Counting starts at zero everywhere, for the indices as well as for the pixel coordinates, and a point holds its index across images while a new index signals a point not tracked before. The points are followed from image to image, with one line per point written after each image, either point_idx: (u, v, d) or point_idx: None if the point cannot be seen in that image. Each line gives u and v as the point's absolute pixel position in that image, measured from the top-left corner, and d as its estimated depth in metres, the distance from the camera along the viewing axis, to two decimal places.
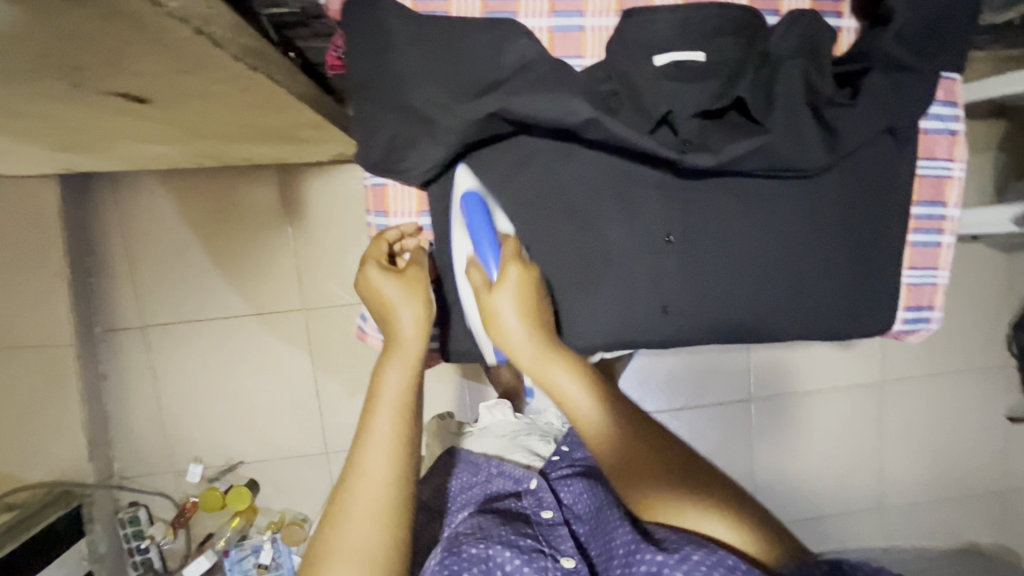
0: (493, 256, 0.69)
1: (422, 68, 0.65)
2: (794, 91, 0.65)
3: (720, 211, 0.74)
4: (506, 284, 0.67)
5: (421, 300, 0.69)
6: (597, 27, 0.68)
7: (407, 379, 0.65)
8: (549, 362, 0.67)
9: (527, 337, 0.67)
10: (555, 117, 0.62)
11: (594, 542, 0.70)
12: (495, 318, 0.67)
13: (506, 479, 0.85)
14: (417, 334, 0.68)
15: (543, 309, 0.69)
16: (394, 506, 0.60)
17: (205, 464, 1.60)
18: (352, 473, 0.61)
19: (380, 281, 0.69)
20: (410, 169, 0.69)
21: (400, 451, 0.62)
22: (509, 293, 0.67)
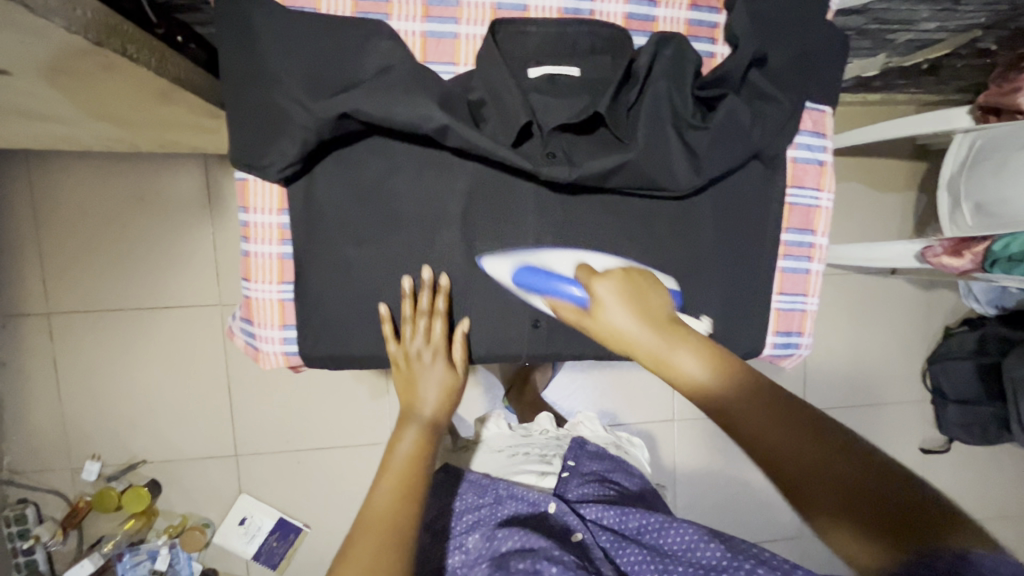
0: (569, 282, 0.64)
1: (280, 58, 0.63)
2: (659, 112, 0.65)
3: (595, 227, 0.73)
4: (601, 297, 0.59)
5: (450, 396, 0.77)
6: (471, 35, 0.68)
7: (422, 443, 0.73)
8: (671, 349, 0.56)
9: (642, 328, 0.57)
10: (410, 122, 0.60)
11: (625, 554, 0.74)
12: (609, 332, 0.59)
13: (518, 501, 0.83)
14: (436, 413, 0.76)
15: (653, 300, 0.60)
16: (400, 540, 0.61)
17: (104, 461, 1.51)
18: (366, 518, 0.62)
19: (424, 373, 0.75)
20: (267, 164, 0.65)
21: (409, 492, 0.66)
22: (608, 292, 0.60)
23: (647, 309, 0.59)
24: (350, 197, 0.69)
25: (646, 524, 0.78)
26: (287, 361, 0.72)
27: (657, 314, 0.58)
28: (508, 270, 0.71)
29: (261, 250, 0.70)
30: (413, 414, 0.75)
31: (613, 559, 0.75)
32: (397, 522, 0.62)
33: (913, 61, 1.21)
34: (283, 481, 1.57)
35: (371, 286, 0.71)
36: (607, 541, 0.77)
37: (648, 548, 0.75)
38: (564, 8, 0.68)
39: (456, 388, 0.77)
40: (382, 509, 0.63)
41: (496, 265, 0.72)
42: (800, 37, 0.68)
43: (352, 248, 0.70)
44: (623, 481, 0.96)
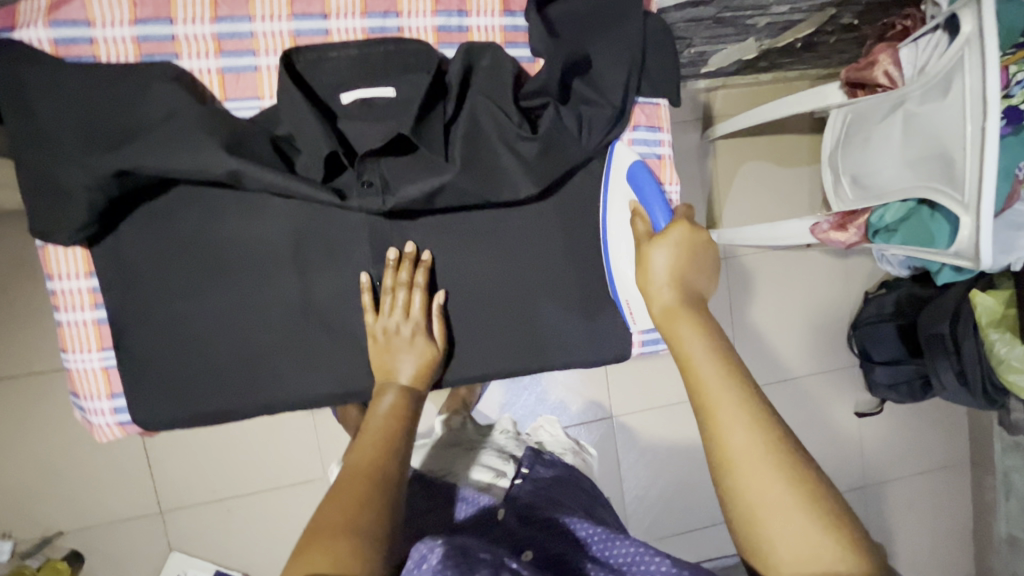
0: (661, 212, 0.65)
1: (52, 117, 0.58)
2: (474, 128, 0.64)
3: (432, 248, 0.71)
4: (666, 238, 0.63)
5: (431, 367, 0.68)
6: (271, 66, 0.65)
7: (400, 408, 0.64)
8: (686, 315, 0.60)
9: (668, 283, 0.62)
10: (195, 169, 0.57)
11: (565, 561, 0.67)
12: (645, 263, 0.63)
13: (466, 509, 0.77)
14: (415, 381, 0.67)
15: (701, 269, 0.63)
16: (369, 501, 0.53)
17: (16, 538, 1.42)
18: (341, 478, 0.55)
19: (400, 348, 0.68)
20: (58, 229, 0.60)
21: (382, 453, 0.58)
22: (666, 247, 0.62)
23: (692, 277, 0.63)
24: (162, 250, 0.65)
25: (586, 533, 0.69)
26: (120, 432, 0.68)
27: (692, 281, 0.63)
28: (631, 160, 0.69)
29: (73, 319, 0.66)
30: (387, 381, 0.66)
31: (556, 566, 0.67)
32: (386, 470, 0.56)
33: (783, 41, 1.22)
34: (216, 533, 1.50)
35: (204, 341, 0.67)
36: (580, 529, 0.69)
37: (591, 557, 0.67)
38: (369, 29, 0.66)
39: (436, 361, 0.69)
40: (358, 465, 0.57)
41: (622, 152, 0.70)
42: (612, 34, 0.67)
43: (174, 305, 0.66)
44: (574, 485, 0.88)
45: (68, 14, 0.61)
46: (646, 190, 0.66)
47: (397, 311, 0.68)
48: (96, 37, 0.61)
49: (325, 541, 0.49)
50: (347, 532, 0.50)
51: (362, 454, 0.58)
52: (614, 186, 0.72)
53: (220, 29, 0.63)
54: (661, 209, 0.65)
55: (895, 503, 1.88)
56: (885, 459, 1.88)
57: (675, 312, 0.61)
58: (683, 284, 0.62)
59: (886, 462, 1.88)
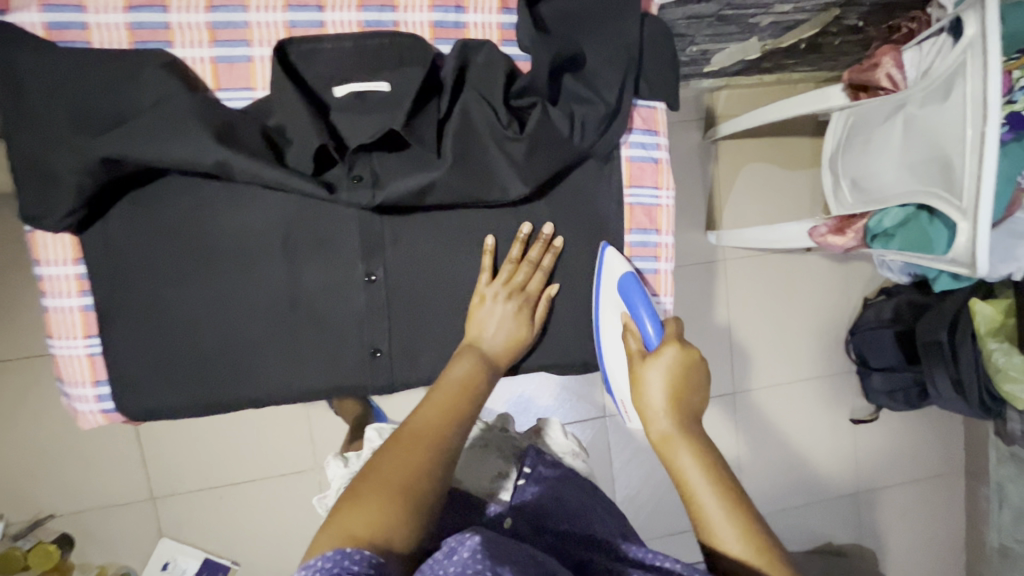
0: (654, 326, 0.66)
1: (43, 102, 0.58)
2: (467, 124, 0.63)
3: (423, 244, 0.70)
4: (659, 358, 0.61)
5: (518, 340, 0.69)
6: (265, 57, 0.64)
7: (475, 374, 0.63)
8: (682, 442, 0.58)
9: (665, 410, 0.59)
10: (185, 158, 0.57)
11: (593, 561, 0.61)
12: (638, 391, 0.61)
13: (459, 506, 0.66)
14: (501, 351, 0.68)
15: (698, 391, 0.61)
16: (418, 465, 0.52)
17: (8, 520, 1.43)
18: (401, 436, 0.55)
19: (495, 314, 0.69)
20: (44, 215, 0.59)
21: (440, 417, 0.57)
22: (662, 367, 0.61)
23: (691, 400, 0.60)
24: (150, 241, 0.65)
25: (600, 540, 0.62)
26: (105, 420, 0.67)
27: (691, 407, 0.60)
28: (620, 270, 0.71)
29: (59, 305, 0.65)
30: (474, 347, 0.67)
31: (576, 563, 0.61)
32: (442, 439, 0.55)
33: (787, 42, 1.21)
34: (206, 521, 1.51)
35: (191, 332, 0.67)
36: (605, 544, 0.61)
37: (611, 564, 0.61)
38: (365, 21, 0.66)
39: (524, 339, 0.70)
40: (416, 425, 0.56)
41: (609, 260, 0.72)
42: (609, 34, 0.66)
43: (161, 293, 0.66)
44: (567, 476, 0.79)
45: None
46: (636, 303, 0.68)
47: (522, 272, 0.70)
48: (89, 22, 0.61)
49: (380, 493, 0.49)
50: (396, 495, 0.49)
51: (424, 417, 0.57)
52: (605, 298, 0.71)
53: (214, 18, 0.63)
54: (653, 328, 0.65)
55: (888, 512, 1.88)
56: (880, 466, 1.87)
57: (673, 438, 0.58)
58: (683, 407, 0.60)
59: (880, 470, 1.87)
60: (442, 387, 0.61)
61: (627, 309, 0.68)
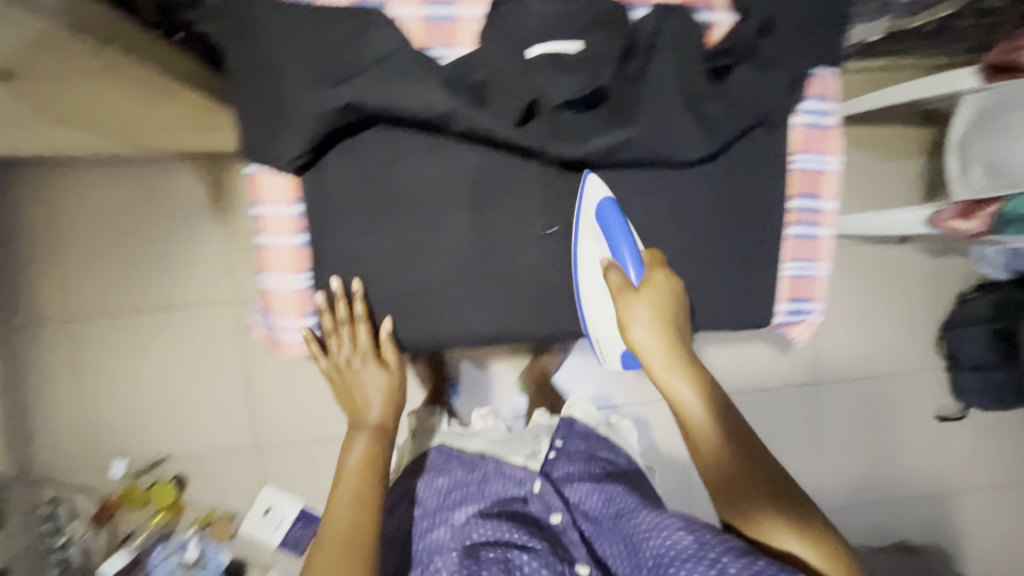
0: (634, 263, 0.70)
1: (283, 53, 0.63)
2: (664, 85, 0.65)
3: (600, 202, 0.73)
4: (653, 283, 0.68)
5: (390, 396, 0.77)
6: (469, 17, 0.68)
7: (370, 450, 0.74)
8: (674, 369, 0.67)
9: (660, 347, 0.67)
10: (417, 108, 0.61)
11: (604, 544, 0.82)
12: (627, 324, 0.68)
13: (507, 480, 0.92)
14: (381, 412, 0.77)
15: (677, 325, 0.69)
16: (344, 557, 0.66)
17: (131, 458, 1.55)
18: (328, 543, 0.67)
19: (364, 375, 0.76)
20: (275, 156, 0.66)
21: (354, 513, 0.70)
22: (650, 299, 0.68)
23: (673, 323, 0.68)
24: (358, 188, 0.70)
25: (623, 508, 0.84)
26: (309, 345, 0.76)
27: (675, 333, 0.68)
28: (598, 201, 0.71)
29: (277, 241, 0.72)
30: (359, 420, 0.77)
31: (593, 544, 0.83)
32: (354, 534, 0.68)
33: (915, 24, 1.18)
34: (305, 472, 1.59)
35: (385, 275, 0.73)
36: (586, 527, 0.84)
37: (623, 539, 0.80)
38: None
39: (395, 386, 0.78)
40: (335, 526, 0.68)
41: (591, 188, 0.71)
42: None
43: (362, 238, 0.72)
44: (609, 458, 1.00)
45: None
46: (616, 236, 0.70)
47: (386, 348, 0.76)
48: None
49: None
50: None
51: (336, 518, 0.69)
52: (583, 248, 0.72)
53: None
54: (634, 264, 0.70)
55: (968, 515, 1.83)
56: (963, 468, 1.82)
57: (664, 365, 0.67)
58: (666, 334, 0.67)
59: (962, 472, 1.82)
60: (345, 480, 0.72)
61: (607, 252, 0.71)
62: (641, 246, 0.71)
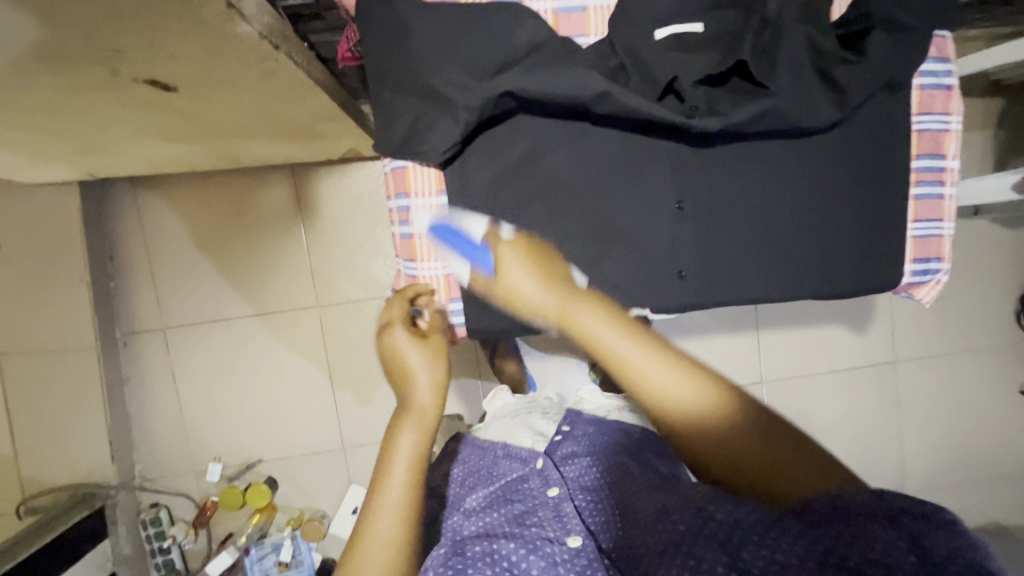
0: (485, 255, 0.68)
1: (437, 50, 0.68)
2: (798, 56, 0.68)
3: (730, 173, 0.76)
4: (505, 261, 0.67)
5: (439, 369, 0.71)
6: (600, 5, 0.72)
7: (419, 446, 0.68)
8: (576, 308, 0.63)
9: (545, 295, 0.65)
10: (570, 91, 0.65)
11: (594, 515, 0.77)
12: (512, 296, 0.66)
13: (512, 459, 0.91)
14: (428, 399, 0.70)
15: (554, 270, 0.66)
16: (400, 544, 0.63)
17: (224, 463, 1.61)
18: (364, 544, 0.63)
19: (403, 345, 0.71)
20: (429, 150, 0.71)
21: (408, 518, 0.65)
22: (512, 265, 0.66)
23: (552, 274, 0.66)
24: (502, 171, 0.76)
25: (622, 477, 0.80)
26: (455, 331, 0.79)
27: (555, 276, 0.65)
28: (437, 224, 0.73)
29: (426, 230, 0.78)
30: (405, 406, 0.70)
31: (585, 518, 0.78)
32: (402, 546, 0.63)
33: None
34: None
35: None
36: (581, 502, 0.80)
37: (614, 509, 0.76)
38: None
39: (443, 360, 0.72)
40: (384, 531, 0.63)
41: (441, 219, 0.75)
42: None
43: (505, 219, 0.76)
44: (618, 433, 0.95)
45: None
46: (468, 253, 0.69)
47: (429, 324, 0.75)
48: None
49: None
50: None
51: (386, 525, 0.64)
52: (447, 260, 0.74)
53: None
54: (487, 256, 0.68)
55: None
56: None
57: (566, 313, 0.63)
58: (544, 279, 0.65)
59: None
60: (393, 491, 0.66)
61: (471, 266, 0.70)
62: (489, 236, 0.69)
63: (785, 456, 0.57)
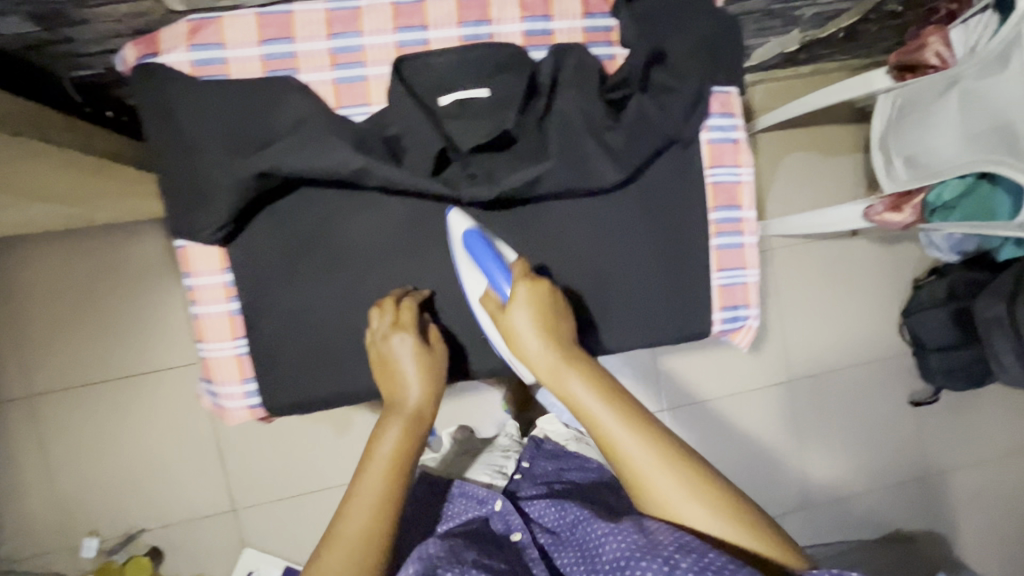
0: (505, 277, 0.68)
1: (201, 127, 0.65)
2: (570, 123, 0.69)
3: (529, 234, 0.76)
4: (516, 300, 0.66)
5: (432, 375, 0.69)
6: (379, 76, 0.71)
7: (402, 448, 0.66)
8: (568, 371, 0.64)
9: (546, 351, 0.65)
10: (328, 168, 0.63)
11: (561, 555, 0.76)
12: (513, 337, 0.65)
13: (472, 500, 0.89)
14: (422, 405, 0.68)
15: (560, 328, 0.67)
16: (373, 541, 0.61)
17: (102, 536, 1.50)
18: (342, 545, 0.61)
19: (404, 352, 0.68)
20: (200, 229, 0.67)
21: (379, 521, 0.62)
22: (522, 308, 0.65)
23: (556, 327, 0.66)
24: (285, 246, 0.71)
25: (580, 517, 0.77)
26: (252, 414, 0.74)
27: (561, 333, 0.67)
28: (466, 228, 0.71)
29: (212, 310, 0.71)
30: (397, 405, 0.68)
31: (551, 557, 0.78)
32: (374, 551, 0.61)
33: (826, 34, 1.24)
34: (286, 529, 1.55)
35: (323, 329, 0.73)
36: (543, 539, 0.81)
37: (577, 547, 0.75)
38: (464, 36, 0.72)
39: (436, 369, 0.70)
40: (355, 530, 0.61)
41: (455, 222, 0.72)
42: (690, 26, 0.72)
43: (298, 294, 0.72)
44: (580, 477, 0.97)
45: (204, 38, 0.67)
46: (487, 263, 0.69)
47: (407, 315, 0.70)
48: (228, 57, 0.68)
49: None
50: None
51: (355, 523, 0.62)
52: (466, 274, 0.72)
53: (334, 44, 0.70)
54: (504, 278, 0.68)
55: (959, 495, 1.83)
56: (946, 449, 1.83)
57: (561, 369, 0.64)
58: (551, 338, 0.65)
59: (946, 453, 1.83)
60: (367, 485, 0.64)
61: (487, 282, 0.70)
62: (511, 261, 0.70)
63: (698, 484, 0.63)
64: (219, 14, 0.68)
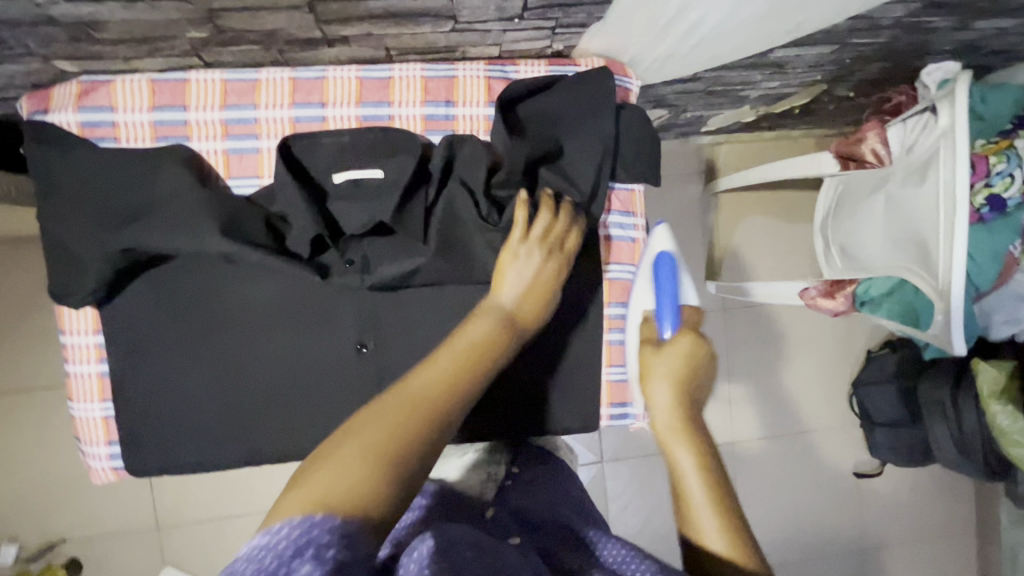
0: (669, 322, 0.77)
1: (76, 195, 0.66)
2: (449, 219, 0.71)
3: (418, 314, 0.75)
4: (672, 348, 0.73)
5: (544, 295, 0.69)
6: (271, 149, 0.71)
7: (490, 343, 0.62)
8: (678, 438, 0.67)
9: (669, 400, 0.69)
10: (192, 246, 0.66)
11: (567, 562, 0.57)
12: (648, 380, 0.72)
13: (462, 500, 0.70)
14: (519, 314, 0.67)
15: (698, 386, 0.72)
16: (427, 417, 0.53)
17: (22, 543, 1.49)
18: (396, 402, 0.54)
19: (529, 255, 0.69)
20: (71, 292, 0.67)
21: (444, 398, 0.56)
22: (669, 357, 0.72)
23: (692, 391, 0.71)
24: (155, 312, 0.71)
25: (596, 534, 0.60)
26: (114, 475, 0.75)
27: (692, 399, 0.70)
28: (663, 249, 0.83)
29: (80, 371, 0.73)
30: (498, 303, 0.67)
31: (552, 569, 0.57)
32: (435, 415, 0.54)
33: (778, 110, 1.24)
34: (208, 551, 1.54)
35: (190, 397, 0.73)
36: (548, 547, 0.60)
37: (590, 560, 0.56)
38: (363, 116, 0.72)
39: (549, 281, 0.69)
40: (417, 393, 0.55)
41: (659, 237, 0.84)
42: (580, 132, 0.74)
43: (168, 358, 0.72)
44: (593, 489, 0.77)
45: (94, 100, 0.68)
46: (662, 292, 0.79)
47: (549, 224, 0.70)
48: (118, 121, 0.69)
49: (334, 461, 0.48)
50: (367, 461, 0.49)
51: (423, 384, 0.56)
52: (637, 288, 0.84)
53: (227, 115, 0.70)
54: (671, 322, 0.77)
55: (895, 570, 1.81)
56: (887, 522, 1.81)
57: (672, 433, 0.67)
58: (682, 395, 0.70)
59: (887, 527, 1.81)
60: (452, 353, 0.60)
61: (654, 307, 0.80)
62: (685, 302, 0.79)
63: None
64: (112, 76, 0.68)
